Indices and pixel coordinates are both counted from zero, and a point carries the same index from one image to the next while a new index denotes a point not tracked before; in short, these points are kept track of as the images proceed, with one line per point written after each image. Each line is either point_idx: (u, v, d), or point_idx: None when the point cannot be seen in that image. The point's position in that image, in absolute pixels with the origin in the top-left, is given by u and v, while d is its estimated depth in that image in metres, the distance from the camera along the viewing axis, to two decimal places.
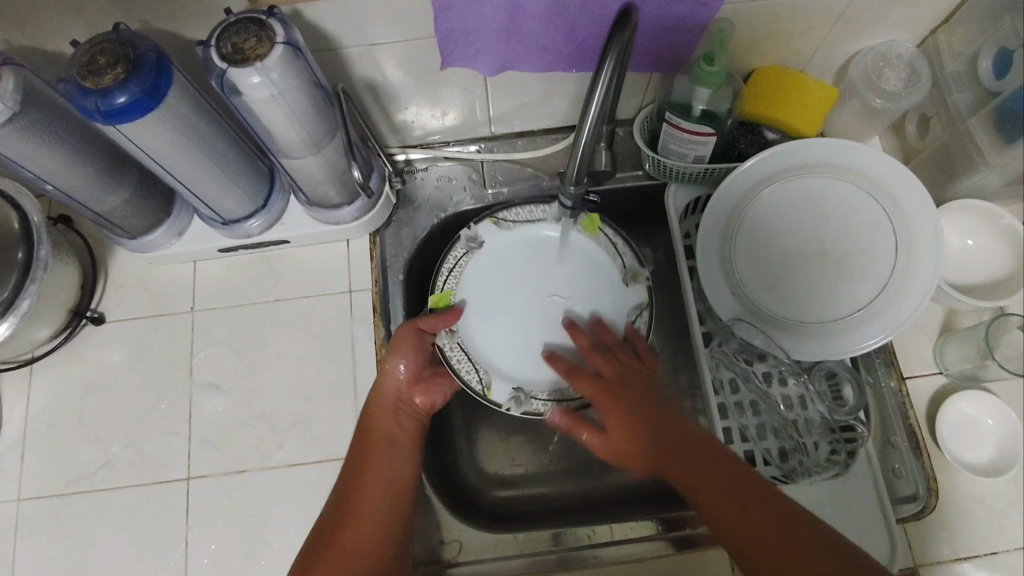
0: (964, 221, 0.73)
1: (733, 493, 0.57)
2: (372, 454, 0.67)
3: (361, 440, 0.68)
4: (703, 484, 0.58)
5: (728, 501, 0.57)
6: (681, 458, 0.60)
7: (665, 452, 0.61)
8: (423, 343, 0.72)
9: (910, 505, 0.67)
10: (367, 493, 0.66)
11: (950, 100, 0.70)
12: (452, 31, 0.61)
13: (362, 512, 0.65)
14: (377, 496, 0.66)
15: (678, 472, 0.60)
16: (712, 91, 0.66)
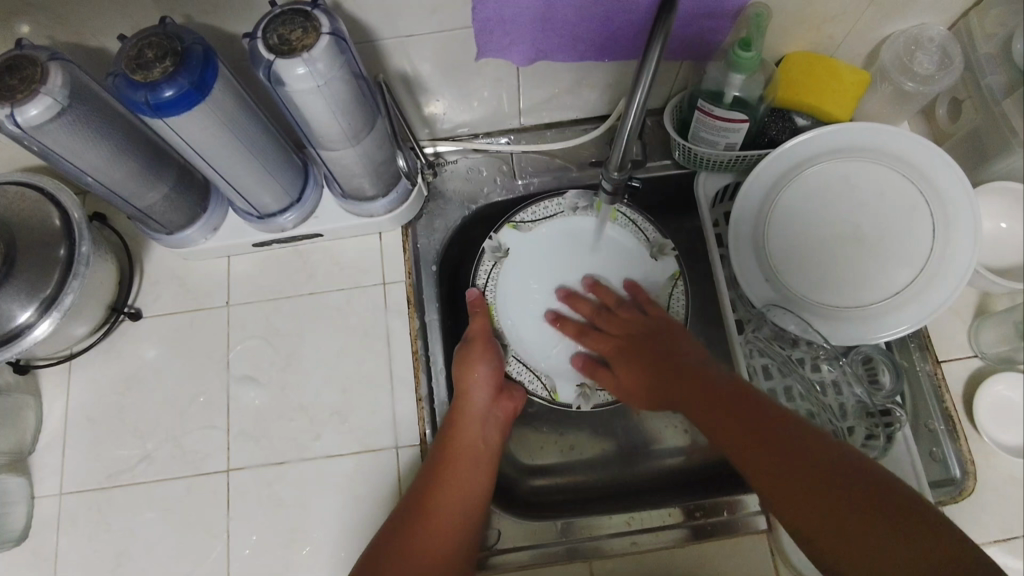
0: (997, 204, 0.73)
1: (787, 451, 0.54)
2: (454, 469, 0.66)
3: (441, 452, 0.67)
4: (751, 437, 0.56)
5: (783, 456, 0.54)
6: (728, 412, 0.59)
7: (716, 408, 0.60)
8: (495, 357, 0.73)
9: (946, 488, 0.68)
10: (438, 504, 0.65)
11: (982, 83, 0.70)
12: (489, 21, 0.62)
13: (440, 514, 0.64)
14: (455, 501, 0.65)
15: (728, 429, 0.58)
16: (746, 77, 0.66)
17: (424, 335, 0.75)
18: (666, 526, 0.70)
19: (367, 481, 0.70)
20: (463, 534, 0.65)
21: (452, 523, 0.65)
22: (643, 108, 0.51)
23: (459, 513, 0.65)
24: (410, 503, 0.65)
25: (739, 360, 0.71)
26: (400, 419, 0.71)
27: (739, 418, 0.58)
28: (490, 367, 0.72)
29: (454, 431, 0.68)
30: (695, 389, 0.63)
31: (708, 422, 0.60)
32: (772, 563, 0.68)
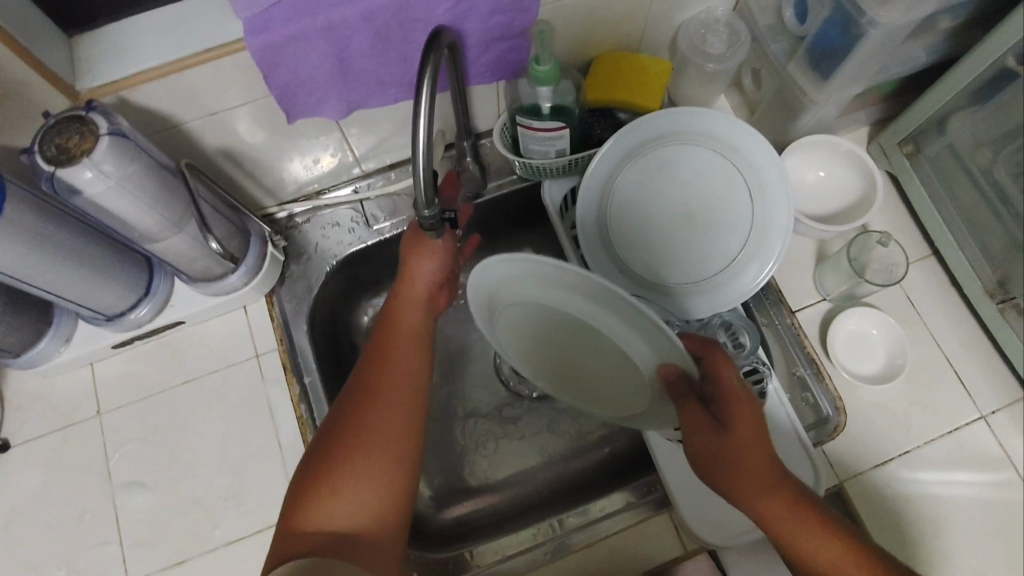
0: (815, 156, 0.78)
1: (823, 539, 0.50)
2: (386, 392, 0.62)
3: (374, 359, 0.65)
4: (800, 527, 0.50)
5: (814, 540, 0.50)
6: (768, 497, 0.51)
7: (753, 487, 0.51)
8: (445, 257, 0.68)
9: (821, 428, 0.72)
10: (380, 419, 0.60)
11: (769, 51, 0.75)
12: (287, 85, 0.62)
13: (360, 452, 0.58)
14: (400, 386, 0.63)
15: (792, 526, 0.51)
16: (552, 88, 0.69)
17: (306, 398, 0.74)
18: (600, 518, 0.71)
19: None
20: (418, 393, 0.63)
21: (408, 365, 0.65)
22: (431, 140, 0.53)
23: (411, 359, 0.65)
24: (363, 381, 0.63)
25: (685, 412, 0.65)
26: None
27: (769, 495, 0.51)
28: (438, 262, 0.68)
29: (386, 352, 0.65)
30: (756, 478, 0.51)
31: (745, 498, 0.52)
32: (676, 537, 0.70)
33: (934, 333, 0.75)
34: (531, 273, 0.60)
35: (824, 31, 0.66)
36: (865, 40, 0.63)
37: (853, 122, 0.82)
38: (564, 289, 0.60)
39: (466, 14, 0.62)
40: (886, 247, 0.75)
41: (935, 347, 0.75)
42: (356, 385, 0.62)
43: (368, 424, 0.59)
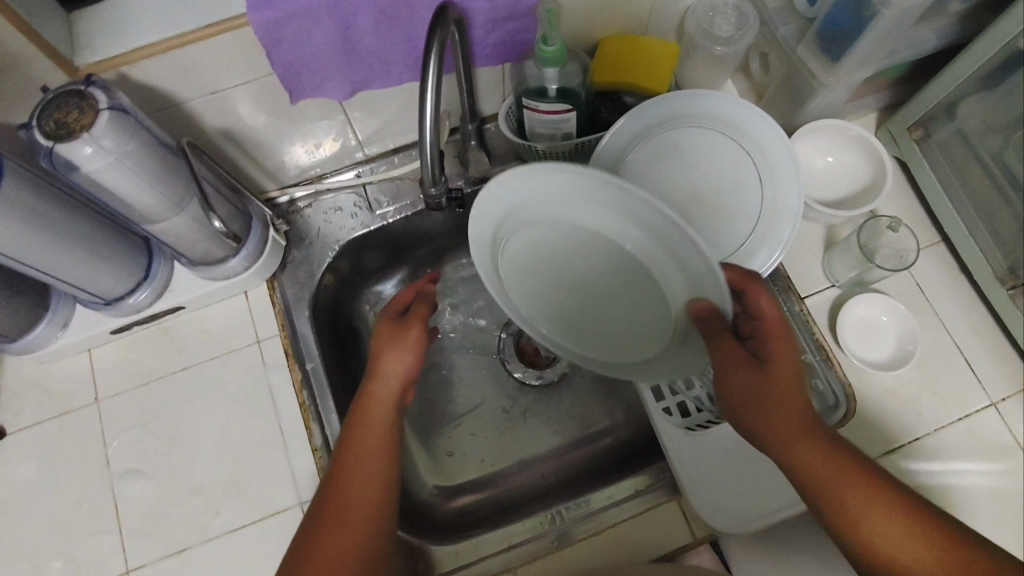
0: (823, 141, 0.78)
1: (860, 481, 0.50)
2: (351, 507, 0.54)
3: (334, 468, 0.56)
4: (837, 474, 0.50)
5: (849, 478, 0.50)
6: (805, 435, 0.51)
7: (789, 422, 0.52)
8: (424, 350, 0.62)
9: (830, 414, 0.72)
10: (343, 543, 0.52)
11: (778, 34, 0.75)
12: (291, 64, 0.61)
13: None
14: (365, 505, 0.54)
15: (833, 473, 0.50)
16: (559, 70, 0.68)
17: (309, 385, 0.74)
18: (608, 505, 0.70)
19: (277, 546, 0.67)
20: (386, 505, 0.55)
21: (376, 475, 0.55)
22: (438, 115, 0.52)
23: (379, 465, 0.56)
24: (323, 493, 0.55)
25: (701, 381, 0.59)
26: (299, 476, 0.69)
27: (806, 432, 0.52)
28: (415, 356, 0.61)
29: (348, 459, 0.56)
30: (789, 425, 0.52)
31: (779, 434, 0.52)
32: (685, 526, 0.69)
33: (943, 320, 0.75)
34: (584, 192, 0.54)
35: (836, 12, 0.66)
36: (878, 21, 0.62)
37: (861, 107, 0.81)
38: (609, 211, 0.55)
39: None
40: (897, 233, 0.74)
41: (945, 334, 0.74)
42: (322, 495, 0.55)
43: (330, 549, 0.52)
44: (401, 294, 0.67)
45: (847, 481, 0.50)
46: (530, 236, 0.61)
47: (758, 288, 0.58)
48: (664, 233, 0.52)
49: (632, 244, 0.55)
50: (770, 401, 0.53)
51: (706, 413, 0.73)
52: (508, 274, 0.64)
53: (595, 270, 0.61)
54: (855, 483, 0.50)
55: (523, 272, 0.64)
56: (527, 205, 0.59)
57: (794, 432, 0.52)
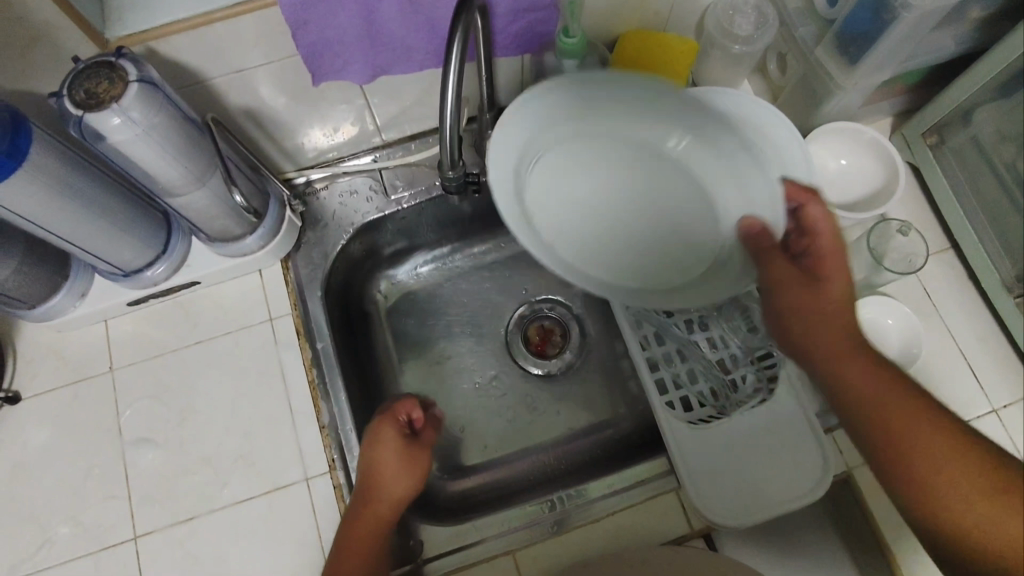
0: (837, 144, 0.78)
1: (920, 420, 0.52)
2: None
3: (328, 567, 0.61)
4: (885, 394, 0.54)
5: (914, 432, 0.52)
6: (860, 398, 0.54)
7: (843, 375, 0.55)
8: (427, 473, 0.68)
9: (832, 415, 0.72)
10: None
11: (796, 35, 0.75)
12: (315, 45, 0.62)
13: None
14: None
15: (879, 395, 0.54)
16: (578, 62, 0.70)
17: (319, 364, 0.75)
18: (608, 494, 0.72)
19: (282, 519, 0.68)
20: None
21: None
22: (460, 96, 0.52)
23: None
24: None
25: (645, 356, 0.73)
26: (306, 452, 0.71)
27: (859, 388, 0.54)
28: (420, 481, 0.66)
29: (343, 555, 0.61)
30: (858, 361, 0.55)
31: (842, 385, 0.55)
32: (684, 517, 0.70)
33: (949, 325, 0.75)
34: (669, 110, 0.63)
35: (856, 15, 0.66)
36: (898, 25, 0.62)
37: (877, 112, 0.82)
38: (691, 135, 0.64)
39: None
40: (907, 237, 0.74)
41: (950, 340, 0.75)
42: None
43: None
44: (404, 404, 0.70)
45: (898, 400, 0.53)
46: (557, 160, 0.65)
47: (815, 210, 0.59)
48: (728, 120, 0.66)
49: (678, 144, 0.64)
50: (824, 320, 0.57)
51: (710, 408, 0.74)
52: (532, 199, 0.63)
53: (671, 188, 0.65)
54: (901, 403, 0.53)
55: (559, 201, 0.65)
56: (580, 121, 0.64)
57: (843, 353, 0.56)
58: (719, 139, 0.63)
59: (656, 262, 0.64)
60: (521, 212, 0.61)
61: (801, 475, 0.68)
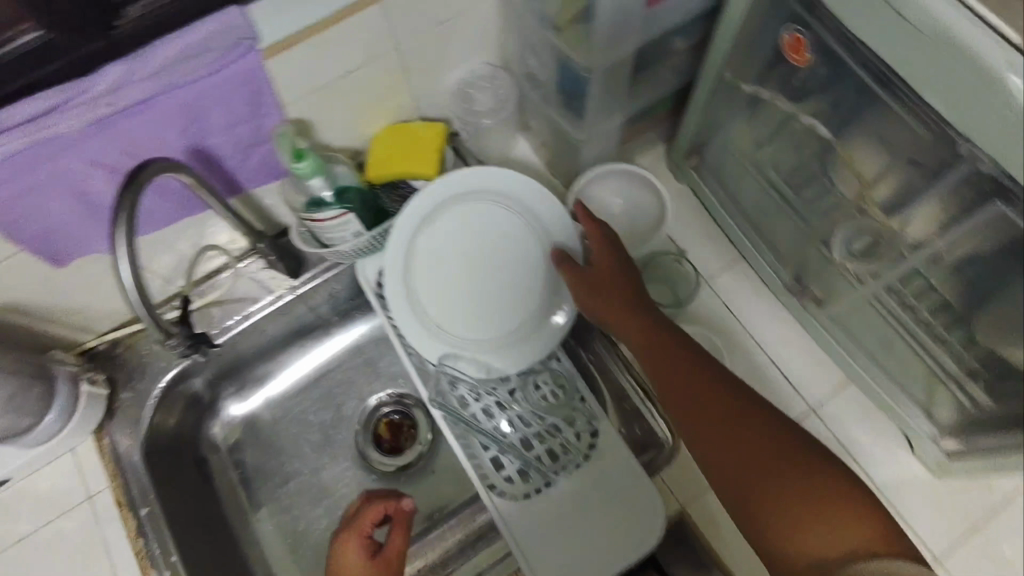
0: (610, 182, 0.79)
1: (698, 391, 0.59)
2: None
3: None
4: (684, 379, 0.59)
5: (754, 460, 0.55)
6: (724, 441, 0.56)
7: (704, 422, 0.57)
8: None
9: (660, 453, 0.72)
10: None
11: (534, 97, 0.77)
12: (38, 234, 0.62)
13: None
14: None
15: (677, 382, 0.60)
16: (322, 178, 0.68)
17: (145, 531, 0.72)
18: None
19: None
20: None
21: None
22: (135, 276, 0.55)
23: None
24: None
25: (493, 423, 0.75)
26: None
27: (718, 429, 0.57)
28: None
29: None
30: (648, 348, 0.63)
31: (702, 437, 0.57)
32: None
33: (757, 335, 0.76)
34: (475, 191, 0.75)
35: (562, 78, 0.69)
36: (592, 84, 0.65)
37: (645, 143, 0.84)
38: (516, 189, 0.75)
39: (203, 133, 0.63)
40: (682, 264, 0.79)
41: (759, 350, 0.75)
42: None
43: None
44: (371, 511, 0.66)
45: (690, 388, 0.59)
46: (429, 236, 0.75)
47: (612, 250, 0.68)
48: (495, 213, 0.74)
49: (481, 215, 0.74)
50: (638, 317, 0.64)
51: (540, 479, 0.71)
52: (426, 297, 0.75)
53: (483, 257, 0.75)
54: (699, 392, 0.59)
55: (447, 290, 0.74)
56: (411, 246, 0.75)
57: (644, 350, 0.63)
58: (513, 184, 0.75)
59: (509, 311, 0.74)
60: (416, 311, 0.74)
61: (634, 525, 0.67)
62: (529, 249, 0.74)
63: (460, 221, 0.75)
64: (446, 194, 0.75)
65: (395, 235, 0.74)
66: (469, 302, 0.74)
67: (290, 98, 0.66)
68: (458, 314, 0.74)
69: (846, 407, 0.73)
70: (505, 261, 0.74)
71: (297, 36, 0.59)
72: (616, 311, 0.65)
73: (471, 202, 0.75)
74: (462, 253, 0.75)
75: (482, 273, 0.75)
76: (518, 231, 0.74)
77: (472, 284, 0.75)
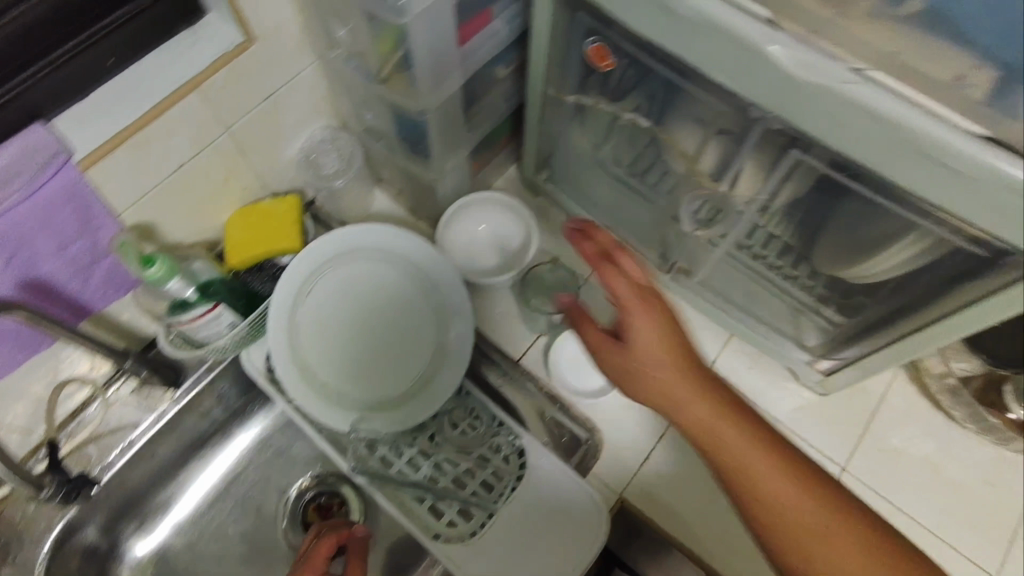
0: (474, 211, 0.82)
1: (765, 472, 0.53)
2: None
3: None
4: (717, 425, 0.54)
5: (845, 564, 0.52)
6: (753, 482, 0.53)
7: (749, 492, 0.54)
8: None
9: (582, 453, 0.76)
10: None
11: (378, 150, 0.79)
12: None
13: None
14: None
15: (720, 443, 0.54)
16: (178, 279, 0.65)
17: None
18: None
19: None
20: None
21: None
22: None
23: None
24: None
25: (420, 475, 0.73)
26: None
27: (769, 489, 0.53)
28: None
29: None
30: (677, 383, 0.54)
31: (728, 464, 0.54)
32: None
33: None
34: (347, 248, 0.74)
35: (399, 126, 0.71)
36: (429, 126, 0.67)
37: (496, 169, 0.88)
38: (387, 236, 0.74)
39: (30, 264, 0.58)
40: (556, 271, 0.82)
41: None
42: None
43: None
44: (323, 546, 0.64)
45: (771, 476, 0.53)
46: (309, 305, 0.73)
47: (648, 304, 0.54)
48: (369, 266, 0.74)
49: (358, 272, 0.74)
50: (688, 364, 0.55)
51: (481, 512, 0.70)
52: (321, 367, 0.72)
53: (370, 312, 0.74)
54: (732, 435, 0.54)
55: (342, 355, 0.73)
56: (293, 320, 0.72)
57: (671, 390, 0.54)
58: (382, 232, 0.74)
59: (408, 358, 0.74)
60: (314, 384, 0.72)
61: (581, 526, 0.69)
62: (413, 292, 0.74)
63: (338, 283, 0.74)
64: (318, 259, 0.73)
65: (272, 311, 0.70)
66: (367, 360, 0.74)
67: (122, 205, 0.63)
68: (359, 375, 0.73)
69: (730, 360, 0.81)
70: (392, 310, 0.74)
71: (129, 128, 0.57)
72: (662, 346, 0.54)
73: (344, 261, 0.74)
74: (347, 314, 0.74)
75: (372, 328, 0.74)
76: (394, 278, 0.74)
77: (365, 341, 0.74)
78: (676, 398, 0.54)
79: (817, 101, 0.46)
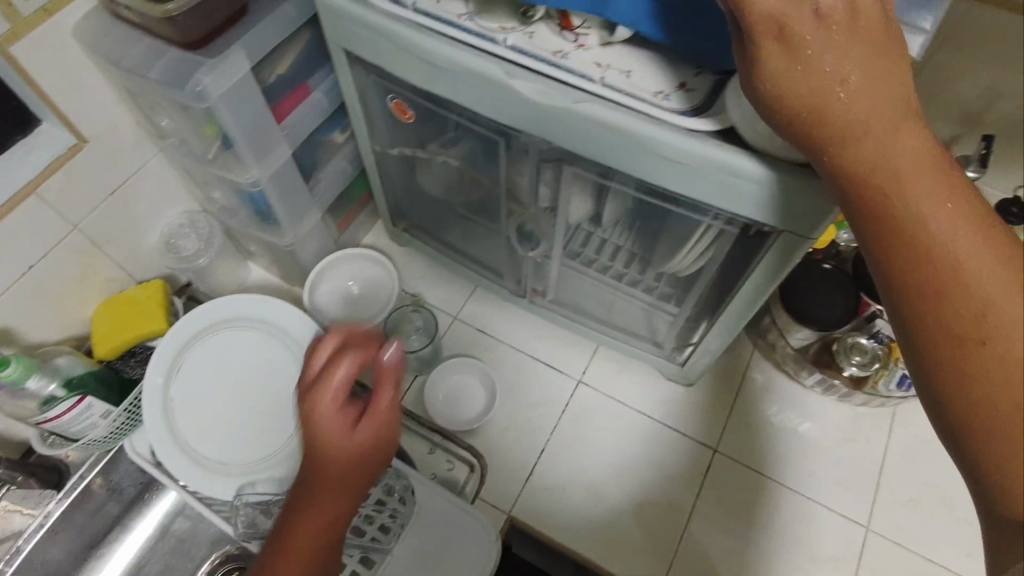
0: (338, 270, 0.86)
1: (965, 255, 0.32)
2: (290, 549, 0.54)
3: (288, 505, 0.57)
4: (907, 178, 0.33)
5: None
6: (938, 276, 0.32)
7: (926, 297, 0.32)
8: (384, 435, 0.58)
9: (471, 479, 0.79)
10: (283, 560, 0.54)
11: (235, 227, 0.83)
12: None
13: None
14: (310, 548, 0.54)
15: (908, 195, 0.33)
16: (36, 377, 0.66)
17: None
18: None
19: None
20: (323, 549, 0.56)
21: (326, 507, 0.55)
22: None
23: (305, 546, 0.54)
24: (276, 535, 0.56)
25: None
26: None
27: (961, 260, 0.32)
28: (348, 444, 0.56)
29: (296, 506, 0.56)
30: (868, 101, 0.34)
31: (918, 231, 0.33)
32: None
33: (510, 343, 0.88)
34: (214, 324, 0.77)
35: (243, 200, 0.75)
36: (269, 195, 0.72)
37: (359, 228, 0.94)
38: (250, 306, 0.78)
39: None
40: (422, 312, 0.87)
41: (520, 354, 0.87)
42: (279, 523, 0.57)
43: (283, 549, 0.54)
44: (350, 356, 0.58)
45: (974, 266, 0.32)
46: (183, 384, 0.75)
47: None
48: (236, 336, 0.77)
49: (226, 344, 0.77)
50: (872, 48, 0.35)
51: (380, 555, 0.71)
52: (202, 442, 0.74)
53: (244, 379, 0.77)
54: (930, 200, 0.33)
55: (220, 425, 0.75)
56: (169, 400, 0.74)
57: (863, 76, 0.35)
58: (244, 303, 0.78)
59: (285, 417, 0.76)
60: (196, 460, 0.73)
61: (476, 551, 0.72)
62: (280, 353, 0.78)
63: (209, 357, 0.76)
64: (186, 339, 0.76)
65: (145, 397, 0.72)
66: (246, 426, 0.75)
67: None
68: (240, 442, 0.75)
69: (598, 368, 0.86)
70: (263, 373, 0.77)
71: None
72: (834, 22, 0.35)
73: (213, 335, 0.77)
74: (222, 385, 0.76)
75: (247, 394, 0.76)
76: (262, 342, 0.78)
77: (242, 408, 0.76)
78: (869, 108, 0.34)
79: (567, 120, 0.53)
